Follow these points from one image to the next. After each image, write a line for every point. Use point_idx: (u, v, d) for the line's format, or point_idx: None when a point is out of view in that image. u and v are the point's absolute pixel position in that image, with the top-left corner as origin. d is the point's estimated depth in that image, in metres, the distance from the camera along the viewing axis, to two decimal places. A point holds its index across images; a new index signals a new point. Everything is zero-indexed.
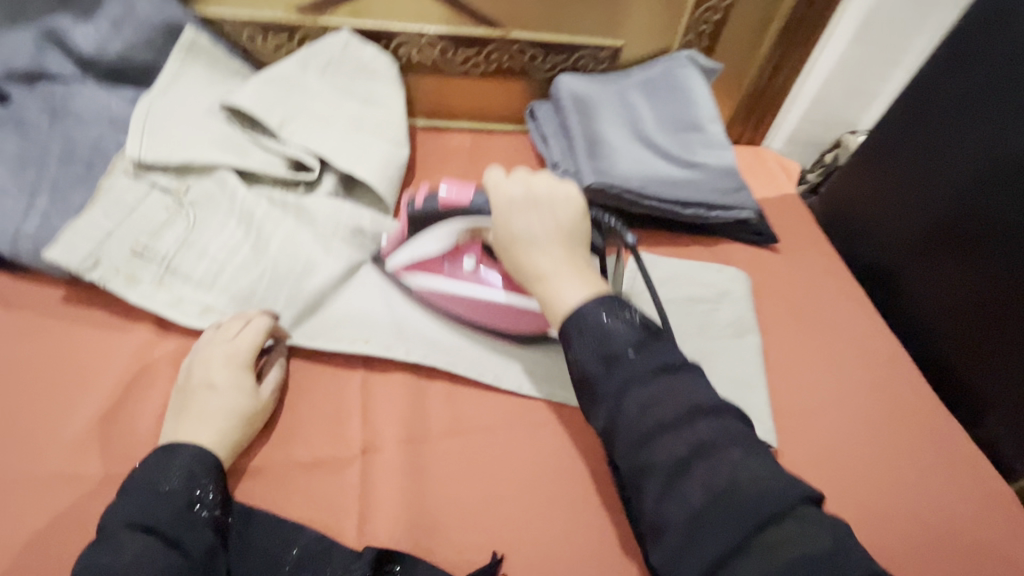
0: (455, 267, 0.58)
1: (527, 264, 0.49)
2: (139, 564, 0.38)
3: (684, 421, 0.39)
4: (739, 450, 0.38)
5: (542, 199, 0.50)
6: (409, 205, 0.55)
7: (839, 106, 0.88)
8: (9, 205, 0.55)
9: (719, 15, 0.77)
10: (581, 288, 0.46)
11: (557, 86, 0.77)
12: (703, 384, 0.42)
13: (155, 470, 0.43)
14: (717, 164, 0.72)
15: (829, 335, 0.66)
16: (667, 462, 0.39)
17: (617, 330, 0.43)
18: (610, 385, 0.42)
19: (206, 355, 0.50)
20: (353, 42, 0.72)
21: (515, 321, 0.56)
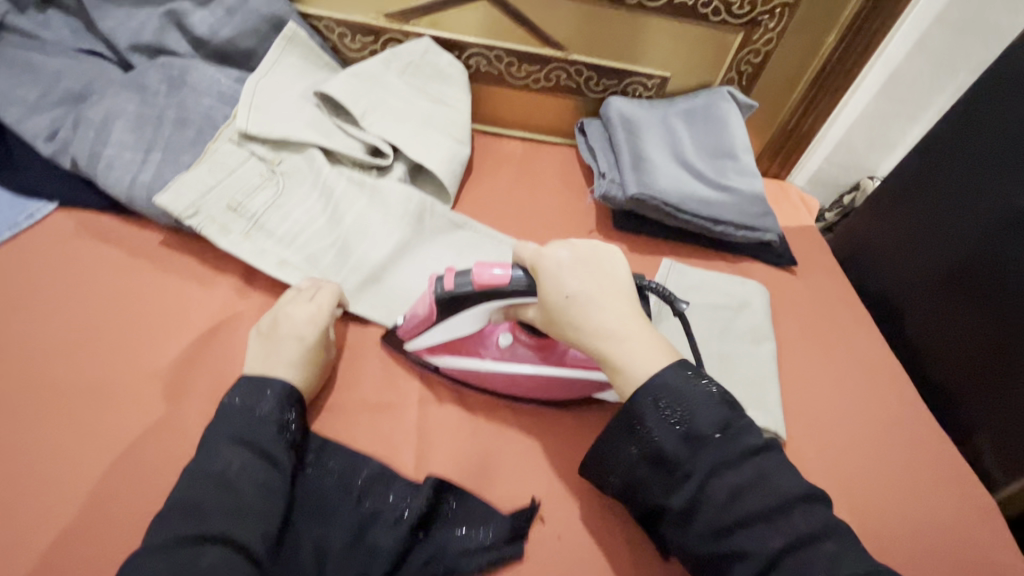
0: (490, 347, 0.56)
1: (587, 325, 0.47)
2: (243, 473, 0.44)
3: (776, 510, 0.42)
4: (833, 541, 0.41)
5: (591, 264, 0.50)
6: (437, 287, 0.53)
7: (858, 151, 0.97)
8: (128, 158, 0.63)
9: (760, 58, 0.85)
10: (652, 356, 0.47)
11: (607, 106, 0.84)
12: (788, 468, 0.45)
13: (251, 396, 0.49)
14: (747, 190, 0.79)
15: (835, 352, 0.73)
16: (760, 551, 0.41)
17: (704, 414, 0.45)
18: (695, 467, 0.44)
19: (291, 310, 0.55)
20: (432, 49, 0.80)
21: (555, 390, 0.56)
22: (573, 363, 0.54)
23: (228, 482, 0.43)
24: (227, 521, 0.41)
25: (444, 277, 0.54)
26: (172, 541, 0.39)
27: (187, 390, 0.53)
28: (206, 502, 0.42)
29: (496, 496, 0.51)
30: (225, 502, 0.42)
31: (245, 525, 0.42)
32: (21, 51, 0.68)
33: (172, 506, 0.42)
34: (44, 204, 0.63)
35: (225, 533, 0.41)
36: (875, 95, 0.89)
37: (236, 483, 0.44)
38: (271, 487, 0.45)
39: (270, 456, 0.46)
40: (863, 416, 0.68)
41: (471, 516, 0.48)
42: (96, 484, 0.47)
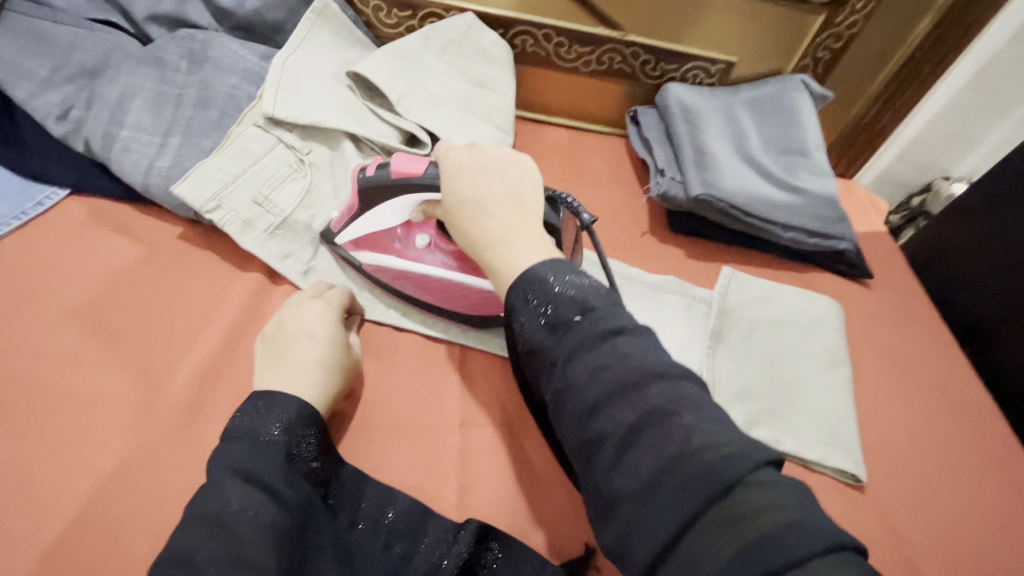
0: (408, 245, 0.55)
1: (473, 229, 0.45)
2: (244, 517, 0.37)
3: (632, 385, 0.35)
4: (694, 414, 0.33)
5: (491, 167, 0.47)
6: (359, 174, 0.53)
7: (935, 149, 0.88)
8: (145, 141, 0.57)
9: (841, 43, 0.75)
10: (531, 251, 0.42)
11: (665, 94, 0.76)
12: (657, 349, 0.37)
13: (257, 418, 0.42)
14: (821, 193, 0.71)
15: (917, 380, 0.66)
16: (613, 432, 0.34)
17: (565, 293, 0.39)
18: (557, 351, 0.38)
19: (297, 308, 0.50)
20: (475, 26, 0.73)
21: (455, 298, 0.54)
22: (479, 274, 0.52)
23: (227, 527, 0.37)
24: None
25: (369, 165, 0.54)
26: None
27: (208, 405, 0.48)
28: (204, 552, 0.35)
29: (546, 539, 0.45)
30: (223, 552, 0.35)
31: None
32: (32, 20, 0.62)
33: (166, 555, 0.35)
34: (56, 190, 0.58)
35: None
36: (965, 85, 0.80)
37: (236, 529, 0.37)
38: (279, 532, 0.38)
39: (276, 492, 0.39)
40: (953, 454, 0.60)
41: (519, 567, 0.42)
42: (110, 513, 0.42)
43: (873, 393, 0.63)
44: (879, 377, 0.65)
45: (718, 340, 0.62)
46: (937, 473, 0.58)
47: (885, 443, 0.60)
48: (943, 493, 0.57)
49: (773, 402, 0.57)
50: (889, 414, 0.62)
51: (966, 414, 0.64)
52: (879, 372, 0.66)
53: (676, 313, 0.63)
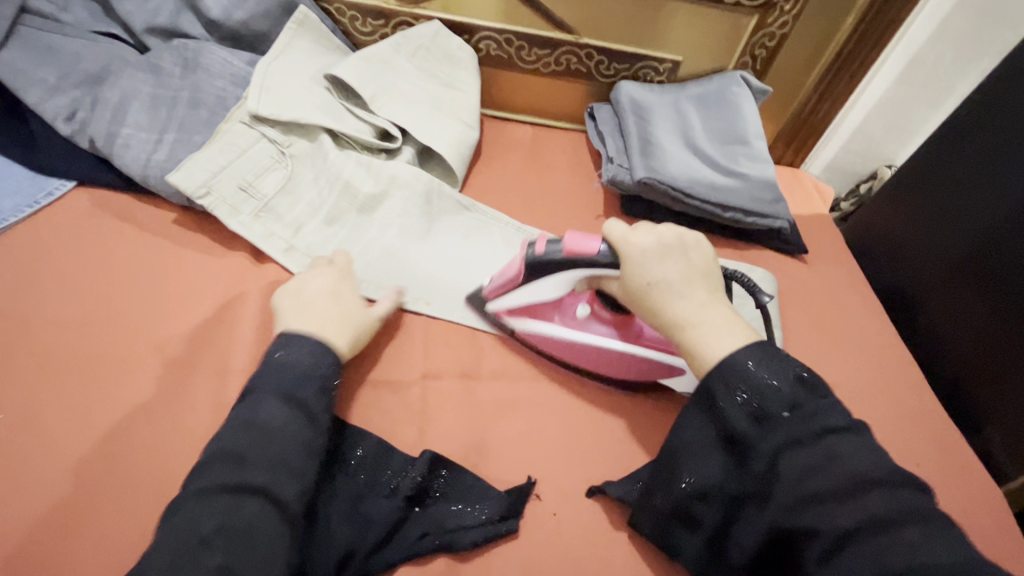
0: (570, 315, 0.59)
1: (669, 313, 0.50)
2: (287, 429, 0.45)
3: (851, 490, 0.39)
4: (918, 527, 0.37)
5: (674, 250, 0.52)
6: (528, 251, 0.55)
7: (876, 139, 0.94)
8: (143, 138, 0.64)
9: (775, 41, 0.83)
10: (731, 336, 0.47)
11: (617, 91, 0.84)
12: (870, 450, 0.41)
13: (297, 352, 0.50)
14: (758, 176, 0.78)
15: (844, 343, 0.72)
16: (829, 531, 0.38)
17: (776, 389, 0.43)
18: (762, 446, 0.42)
19: (321, 273, 0.58)
20: (442, 33, 0.80)
21: (610, 365, 0.58)
22: (641, 342, 0.56)
23: (274, 437, 0.44)
24: (274, 476, 0.42)
25: (535, 241, 0.55)
26: (214, 488, 0.41)
27: (197, 363, 0.54)
28: (250, 452, 0.43)
29: (495, 473, 0.52)
30: (268, 456, 0.43)
31: (287, 483, 0.43)
32: (41, 33, 0.70)
33: (216, 452, 0.43)
34: (64, 183, 0.65)
35: (264, 487, 0.42)
36: (894, 79, 0.85)
37: (279, 438, 0.44)
38: (306, 440, 0.46)
39: (307, 409, 0.47)
40: (872, 406, 0.67)
41: (464, 490, 0.49)
42: (110, 452, 0.49)
43: (802, 355, 0.70)
44: (810, 341, 0.72)
45: None
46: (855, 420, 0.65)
47: None
48: None
49: None
50: (817, 372, 0.69)
51: (887, 370, 0.70)
52: (810, 336, 0.72)
53: None
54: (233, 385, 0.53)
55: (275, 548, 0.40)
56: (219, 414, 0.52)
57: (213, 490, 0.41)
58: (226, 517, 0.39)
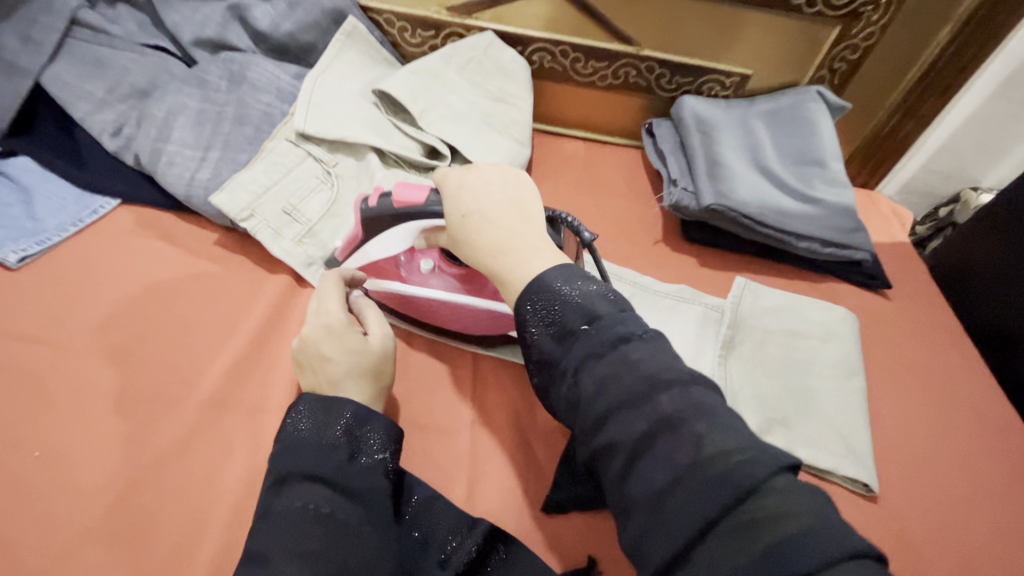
0: (411, 271, 0.55)
1: (481, 242, 0.45)
2: (309, 511, 0.39)
3: (642, 395, 0.35)
4: (709, 425, 0.33)
5: (489, 182, 0.48)
6: (363, 207, 0.53)
7: (962, 158, 0.85)
8: (187, 155, 0.62)
9: (858, 54, 0.75)
10: (541, 257, 0.43)
11: (680, 106, 0.78)
12: (667, 354, 0.37)
13: (320, 420, 0.44)
14: (837, 203, 0.71)
15: (935, 391, 0.65)
16: (625, 441, 0.34)
17: (575, 303, 0.40)
18: (566, 361, 0.39)
19: (310, 332, 0.49)
20: (495, 44, 0.76)
21: (460, 321, 0.55)
22: (481, 296, 0.53)
23: (291, 521, 0.38)
24: (294, 569, 0.36)
25: (370, 196, 0.53)
26: None
27: (237, 398, 0.51)
28: (270, 549, 0.37)
29: (550, 535, 0.47)
30: (290, 547, 0.37)
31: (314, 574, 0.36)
32: (90, 46, 0.68)
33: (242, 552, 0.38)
34: (108, 201, 0.63)
35: None
36: (988, 95, 0.78)
37: (303, 522, 0.38)
38: (343, 534, 0.39)
39: (338, 486, 0.41)
40: (969, 468, 0.60)
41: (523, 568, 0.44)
42: (143, 497, 0.46)
43: (887, 405, 0.63)
44: (894, 389, 0.65)
45: (728, 349, 0.61)
46: (947, 480, 0.58)
47: (897, 452, 0.60)
48: (952, 500, 0.57)
49: (785, 411, 0.57)
50: (903, 424, 0.62)
51: (984, 423, 0.63)
52: (895, 383, 0.65)
53: (689, 322, 0.64)
54: (272, 423, 0.50)
55: None
56: (260, 454, 0.49)
57: None
58: None
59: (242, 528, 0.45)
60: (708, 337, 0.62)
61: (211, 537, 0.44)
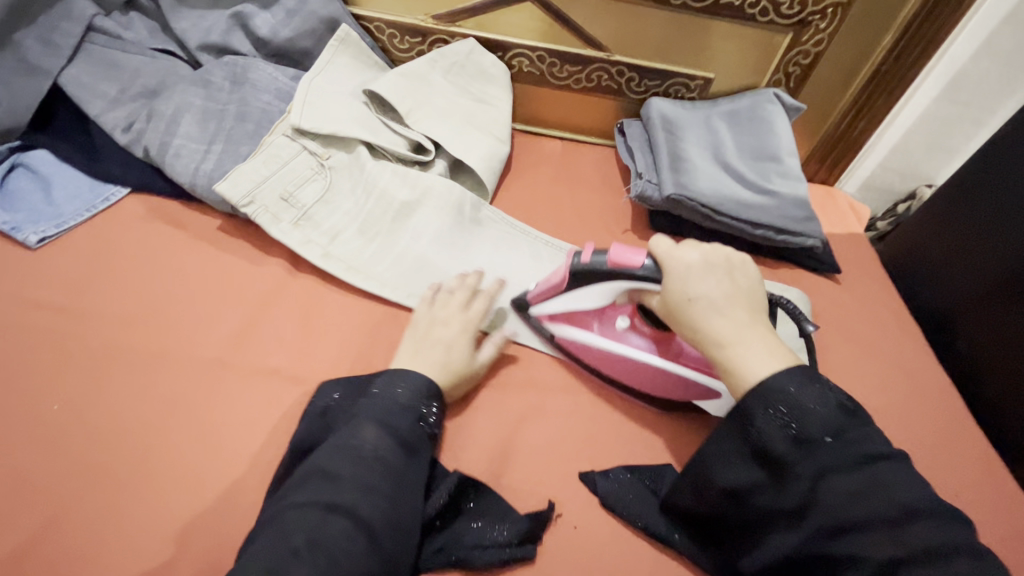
0: (608, 325, 0.60)
1: (708, 330, 0.50)
2: (375, 455, 0.47)
3: (896, 520, 0.40)
4: (968, 562, 0.38)
5: (719, 269, 0.52)
6: (573, 259, 0.57)
7: (915, 156, 0.91)
8: (194, 148, 0.68)
9: (810, 59, 0.82)
10: (772, 358, 0.47)
11: (648, 107, 0.84)
12: (915, 479, 0.42)
13: (393, 385, 0.52)
14: (791, 194, 0.77)
15: (878, 365, 0.71)
16: (875, 559, 0.39)
17: (818, 413, 0.43)
18: (805, 468, 0.43)
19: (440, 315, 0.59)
20: (477, 50, 0.83)
21: (663, 385, 0.58)
22: (679, 361, 0.57)
23: (359, 458, 0.46)
24: (357, 496, 0.44)
25: (582, 250, 0.57)
26: (310, 502, 0.43)
27: (235, 362, 0.56)
28: (343, 471, 0.45)
29: (518, 483, 0.53)
30: (355, 475, 0.45)
31: (374, 503, 0.44)
32: (106, 50, 0.74)
33: (310, 470, 0.46)
34: (119, 189, 0.69)
35: (351, 506, 0.44)
36: (936, 96, 0.83)
37: (366, 460, 0.46)
38: (396, 474, 0.47)
39: (399, 437, 0.49)
40: (906, 432, 0.65)
41: (490, 509, 0.50)
42: (151, 445, 0.51)
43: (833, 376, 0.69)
44: (840, 362, 0.71)
45: None
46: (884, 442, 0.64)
47: None
48: None
49: None
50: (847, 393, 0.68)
51: (922, 392, 0.69)
52: (842, 357, 0.71)
53: None
54: (267, 384, 0.56)
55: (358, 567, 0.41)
56: (256, 411, 0.54)
57: (305, 503, 0.43)
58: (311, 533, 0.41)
59: (239, 472, 0.50)
60: None
61: (212, 480, 0.50)
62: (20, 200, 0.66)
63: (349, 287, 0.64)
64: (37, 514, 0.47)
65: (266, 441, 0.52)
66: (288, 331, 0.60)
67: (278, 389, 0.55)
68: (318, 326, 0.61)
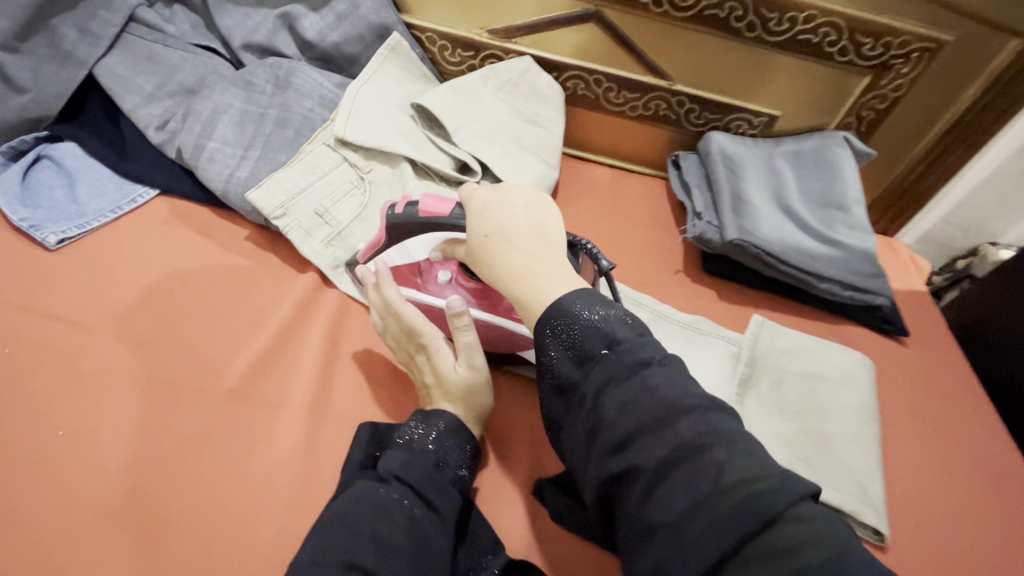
0: (430, 279, 0.56)
1: (498, 264, 0.44)
2: (401, 505, 0.42)
3: (661, 420, 0.36)
4: (728, 448, 0.34)
5: (513, 203, 0.46)
6: (387, 213, 0.54)
7: (983, 213, 0.84)
8: (228, 153, 0.64)
9: (886, 103, 0.77)
10: (561, 284, 0.42)
11: (707, 141, 0.79)
12: (686, 381, 0.38)
13: (417, 428, 0.48)
14: (858, 247, 0.71)
15: (952, 443, 0.65)
16: (646, 464, 0.35)
17: (595, 325, 0.40)
18: (588, 387, 0.39)
19: (407, 356, 0.53)
20: (531, 69, 0.78)
21: (488, 337, 0.56)
22: (497, 312, 0.54)
23: (384, 507, 0.42)
24: (377, 557, 0.39)
25: (395, 204, 0.54)
26: (327, 559, 0.38)
27: (259, 393, 0.52)
28: (368, 523, 0.40)
29: (561, 554, 0.48)
30: (376, 531, 0.40)
31: (397, 564, 0.39)
32: (144, 42, 0.71)
33: (332, 518, 0.41)
34: (147, 191, 0.65)
35: (370, 567, 0.38)
36: (1011, 152, 0.77)
37: (392, 513, 0.41)
38: (419, 528, 0.42)
39: (420, 486, 0.44)
40: (985, 523, 0.59)
41: None
42: (159, 481, 0.46)
43: (903, 452, 0.63)
44: (910, 436, 0.65)
45: (746, 388, 0.62)
46: (961, 532, 0.58)
47: (911, 501, 0.59)
48: (964, 553, 0.56)
49: (803, 450, 0.57)
50: (918, 472, 0.62)
51: (1002, 479, 0.63)
52: (911, 430, 0.65)
53: (707, 355, 0.64)
54: (295, 419, 0.51)
55: None
56: (276, 451, 0.49)
57: (325, 560, 0.38)
58: None
59: (255, 522, 0.45)
60: (724, 374, 0.62)
61: (223, 530, 0.45)
62: (41, 194, 0.62)
63: None
64: (24, 552, 0.42)
65: (288, 488, 0.47)
66: (314, 361, 0.55)
67: (304, 425, 0.51)
68: (348, 357, 0.56)
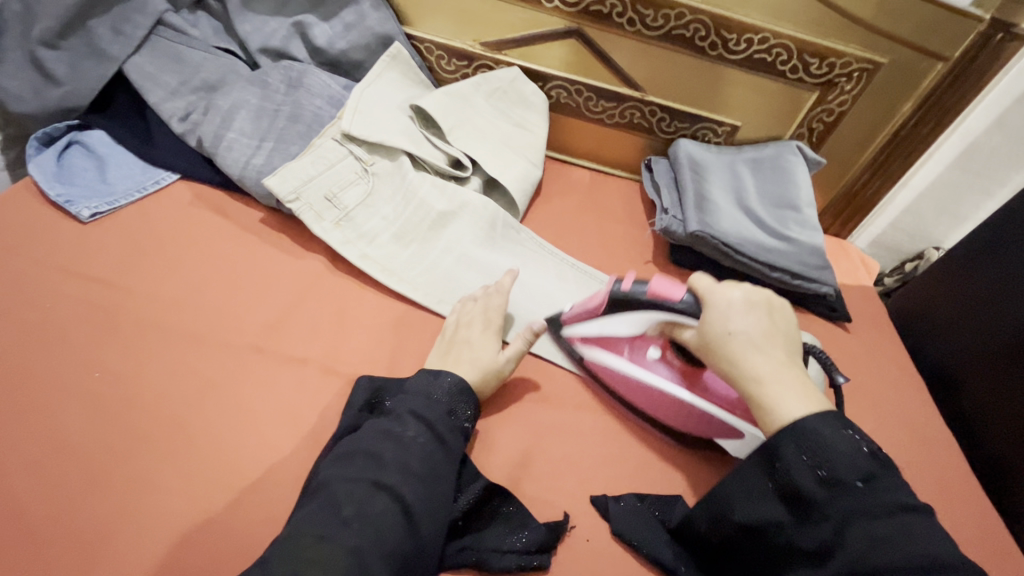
0: (638, 353, 0.63)
1: (741, 365, 0.50)
2: (416, 440, 0.49)
3: (922, 573, 0.40)
4: None
5: (760, 307, 0.53)
6: (613, 286, 0.59)
7: (926, 220, 0.93)
8: (245, 142, 0.71)
9: (834, 117, 0.87)
10: (800, 401, 0.48)
11: (677, 148, 0.88)
12: (941, 535, 0.42)
13: (429, 382, 0.54)
14: (808, 242, 0.80)
15: (887, 414, 0.73)
16: None
17: (851, 456, 0.44)
18: (830, 509, 0.44)
19: (461, 320, 0.62)
20: (519, 79, 0.87)
21: (678, 415, 0.60)
22: (700, 394, 0.59)
23: (403, 441, 0.49)
24: (399, 480, 0.46)
25: (623, 279, 0.59)
26: (356, 478, 0.46)
27: (270, 349, 0.58)
28: (386, 453, 0.47)
29: (537, 491, 0.55)
30: (398, 458, 0.47)
31: (412, 485, 0.46)
32: (171, 43, 0.78)
33: (354, 449, 0.48)
34: (169, 174, 0.72)
35: (393, 486, 0.46)
36: (949, 164, 0.86)
37: (410, 446, 0.48)
38: (433, 460, 0.49)
39: (434, 427, 0.50)
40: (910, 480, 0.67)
41: (518, 519, 0.51)
42: (181, 419, 0.53)
43: None
44: (850, 408, 0.73)
45: None
46: None
47: None
48: None
49: None
50: None
51: (929, 445, 0.71)
52: (851, 403, 0.73)
53: None
54: (303, 372, 0.57)
55: (394, 547, 0.43)
56: (286, 398, 0.55)
57: (351, 478, 0.46)
58: (362, 506, 0.44)
59: (267, 454, 0.52)
60: None
61: (240, 462, 0.51)
62: (74, 175, 0.69)
63: (383, 288, 0.67)
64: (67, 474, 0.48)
65: (296, 428, 0.54)
66: (320, 324, 0.62)
67: (311, 377, 0.57)
68: (350, 322, 0.63)
